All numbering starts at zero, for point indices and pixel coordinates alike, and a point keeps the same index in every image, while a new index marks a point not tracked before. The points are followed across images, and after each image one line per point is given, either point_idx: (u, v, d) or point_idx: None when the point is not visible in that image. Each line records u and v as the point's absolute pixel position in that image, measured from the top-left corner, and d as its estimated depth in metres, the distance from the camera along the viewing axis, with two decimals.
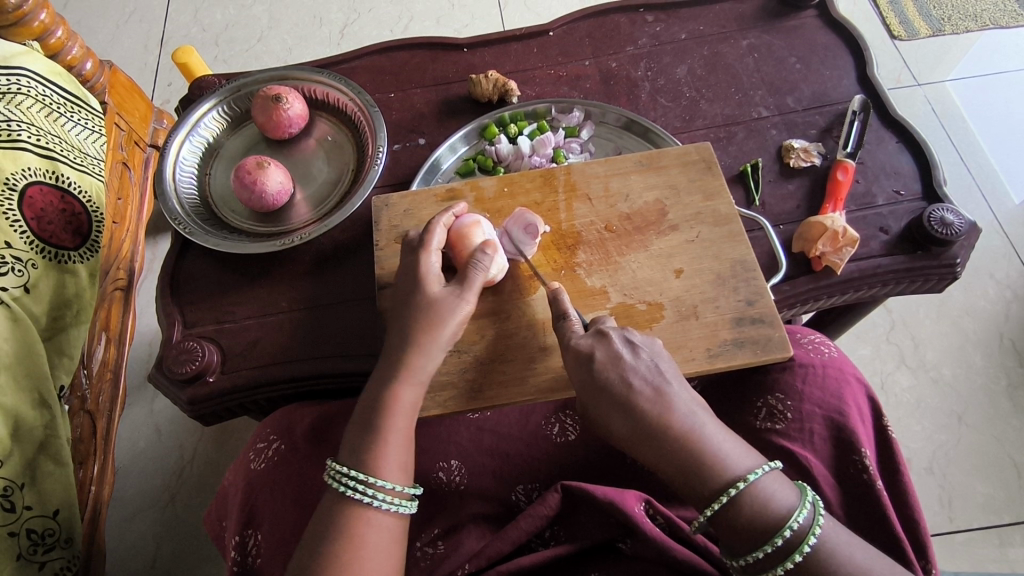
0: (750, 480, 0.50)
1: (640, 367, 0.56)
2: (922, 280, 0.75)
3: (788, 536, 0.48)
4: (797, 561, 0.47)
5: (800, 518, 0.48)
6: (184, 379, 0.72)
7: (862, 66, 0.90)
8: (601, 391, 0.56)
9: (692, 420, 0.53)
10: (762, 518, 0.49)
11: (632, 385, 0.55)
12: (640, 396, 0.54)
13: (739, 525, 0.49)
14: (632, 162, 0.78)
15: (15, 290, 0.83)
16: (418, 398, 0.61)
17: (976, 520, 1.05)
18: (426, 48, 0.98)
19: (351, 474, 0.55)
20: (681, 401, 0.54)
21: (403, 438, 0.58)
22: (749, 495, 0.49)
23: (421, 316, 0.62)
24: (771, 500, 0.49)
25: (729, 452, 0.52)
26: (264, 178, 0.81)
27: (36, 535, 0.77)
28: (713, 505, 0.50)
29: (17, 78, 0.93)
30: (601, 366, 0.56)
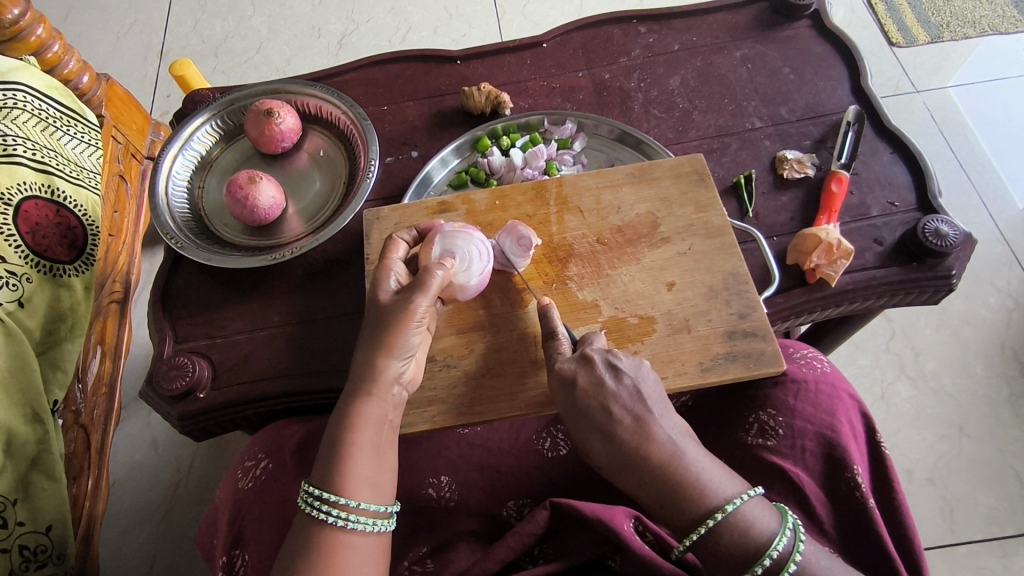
0: (730, 510, 0.49)
1: (622, 393, 0.55)
2: (918, 292, 0.74)
3: (769, 563, 0.47)
4: None
5: (781, 545, 0.48)
6: (173, 396, 0.71)
7: (856, 76, 0.90)
8: (582, 419, 0.56)
9: (673, 448, 0.52)
10: (744, 546, 0.48)
11: (612, 413, 0.54)
12: (619, 424, 0.54)
13: (719, 553, 0.49)
14: (624, 173, 0.78)
15: (8, 305, 0.82)
16: (384, 410, 0.56)
17: (979, 533, 1.03)
18: (420, 60, 0.98)
19: (321, 496, 0.51)
20: (663, 430, 0.53)
21: (370, 453, 0.54)
22: (729, 524, 0.49)
23: (381, 323, 0.58)
24: (752, 527, 0.49)
25: (711, 480, 0.51)
26: (255, 193, 0.80)
27: (28, 551, 0.76)
28: (692, 533, 0.50)
29: (13, 93, 0.93)
30: (583, 393, 0.56)
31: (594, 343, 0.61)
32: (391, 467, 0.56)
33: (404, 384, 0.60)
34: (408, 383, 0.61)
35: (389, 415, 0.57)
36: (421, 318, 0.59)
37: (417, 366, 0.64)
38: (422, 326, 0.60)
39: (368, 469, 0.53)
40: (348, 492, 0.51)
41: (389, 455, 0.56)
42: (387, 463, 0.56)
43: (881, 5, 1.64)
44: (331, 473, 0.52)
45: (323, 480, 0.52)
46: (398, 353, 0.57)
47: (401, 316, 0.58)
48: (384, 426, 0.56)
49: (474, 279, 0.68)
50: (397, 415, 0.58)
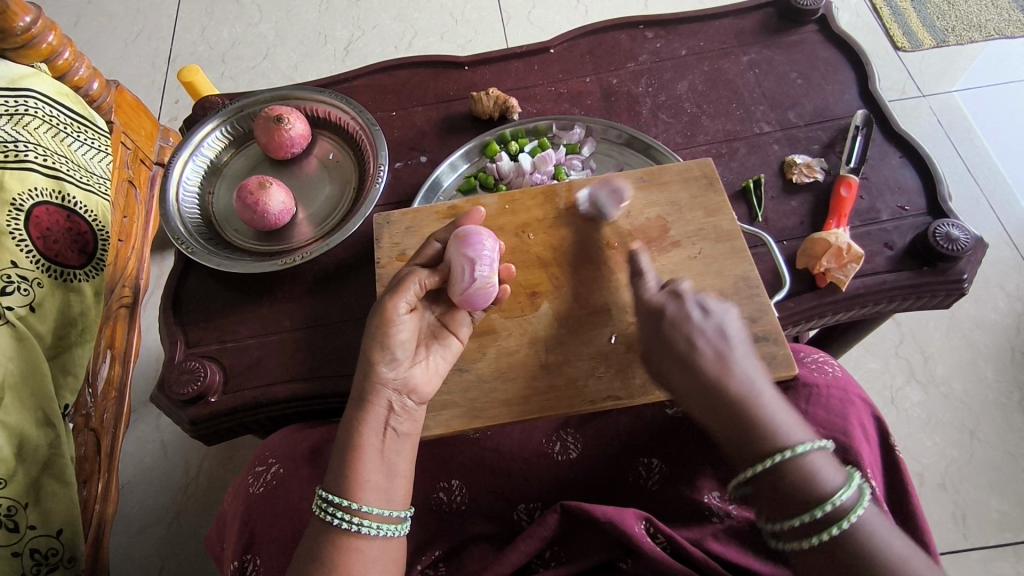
0: (799, 451, 0.48)
1: (708, 327, 0.57)
2: (929, 296, 0.74)
3: (829, 510, 0.46)
4: (835, 534, 0.45)
5: (844, 497, 0.46)
6: (185, 400, 0.72)
7: (864, 80, 0.90)
8: (664, 345, 0.57)
9: (750, 384, 0.53)
10: (805, 489, 0.47)
11: (697, 343, 0.56)
12: (703, 354, 0.55)
13: (780, 491, 0.48)
14: (633, 178, 0.78)
15: (20, 310, 0.83)
16: (388, 416, 0.55)
17: (991, 538, 1.03)
18: (428, 66, 0.99)
19: (329, 499, 0.51)
20: (742, 366, 0.54)
21: (377, 461, 0.53)
22: (795, 464, 0.48)
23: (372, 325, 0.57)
24: (817, 474, 0.48)
25: (784, 423, 0.50)
26: (265, 199, 0.81)
27: (39, 554, 0.77)
28: (757, 465, 0.49)
29: (24, 100, 0.94)
30: (669, 322, 0.58)
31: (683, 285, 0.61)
32: (403, 474, 0.55)
33: (406, 389, 0.57)
34: (415, 390, 0.58)
35: (386, 419, 0.55)
36: (400, 317, 0.57)
37: (434, 374, 0.61)
38: (407, 326, 0.58)
39: (380, 474, 0.53)
40: (356, 495, 0.51)
41: (399, 461, 0.55)
42: (397, 469, 0.54)
43: (886, 9, 1.64)
44: (345, 476, 0.52)
45: (335, 485, 0.52)
46: (387, 355, 0.56)
47: (378, 315, 0.57)
48: (389, 432, 0.55)
49: (471, 288, 0.63)
50: (400, 421, 0.56)
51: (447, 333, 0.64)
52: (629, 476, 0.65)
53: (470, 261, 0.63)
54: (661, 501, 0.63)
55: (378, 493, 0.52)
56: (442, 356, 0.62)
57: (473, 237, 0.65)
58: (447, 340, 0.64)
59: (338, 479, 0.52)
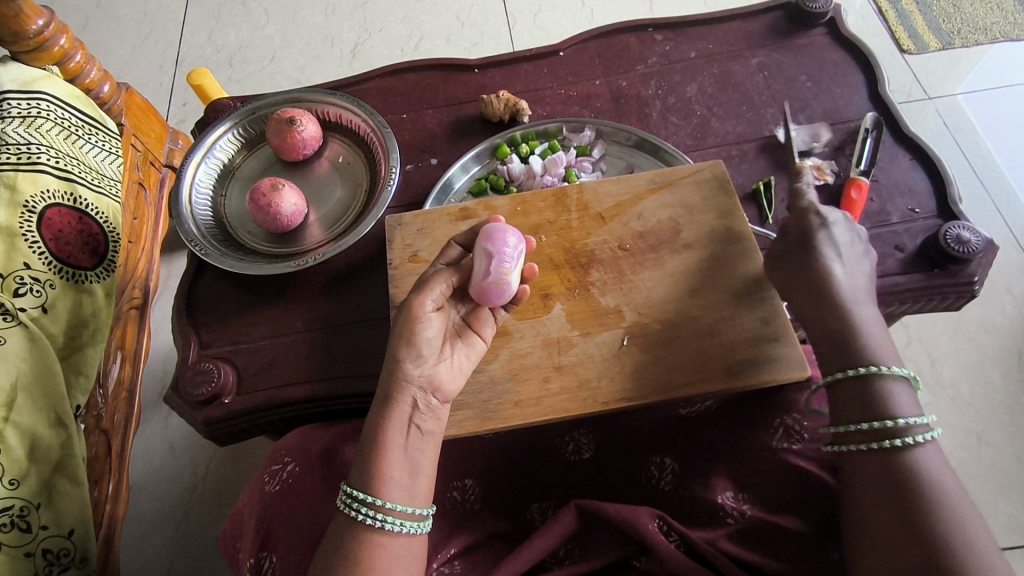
0: (887, 371, 0.54)
1: (850, 248, 0.63)
2: (940, 298, 0.74)
3: (896, 425, 0.51)
4: (893, 443, 0.51)
5: (915, 423, 0.52)
6: (199, 401, 0.72)
7: (873, 83, 0.90)
8: (800, 243, 0.63)
9: (856, 297, 0.60)
10: (883, 403, 0.53)
11: (835, 254, 0.62)
12: (837, 265, 0.61)
13: (861, 396, 0.54)
14: (644, 180, 0.78)
15: (33, 311, 0.84)
16: (411, 414, 0.55)
17: (999, 541, 1.03)
18: (438, 69, 0.99)
19: (354, 495, 0.52)
20: (861, 286, 0.61)
21: (401, 459, 0.53)
22: (881, 380, 0.54)
23: (399, 322, 0.57)
24: (897, 397, 0.53)
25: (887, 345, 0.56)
26: (278, 201, 0.81)
27: (52, 554, 0.77)
28: (850, 370, 0.56)
29: (37, 102, 0.95)
30: (817, 229, 0.63)
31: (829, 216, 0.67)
32: (426, 472, 0.55)
33: (430, 387, 0.57)
34: (439, 389, 0.57)
35: (411, 417, 0.55)
36: (427, 316, 0.57)
37: (459, 373, 0.60)
38: (433, 325, 0.57)
39: (403, 472, 0.53)
40: (381, 491, 0.51)
41: (423, 460, 0.55)
42: (420, 468, 0.54)
43: (892, 12, 1.65)
44: (369, 474, 0.52)
45: (360, 483, 0.52)
46: (415, 353, 0.56)
47: (405, 313, 0.57)
48: (412, 431, 0.54)
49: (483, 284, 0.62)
50: (425, 420, 0.55)
51: (470, 332, 0.63)
52: (642, 477, 0.65)
53: (489, 256, 0.62)
54: (676, 500, 0.63)
55: (403, 490, 0.53)
56: (466, 354, 0.62)
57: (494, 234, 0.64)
58: (471, 339, 0.63)
59: (363, 475, 0.52)
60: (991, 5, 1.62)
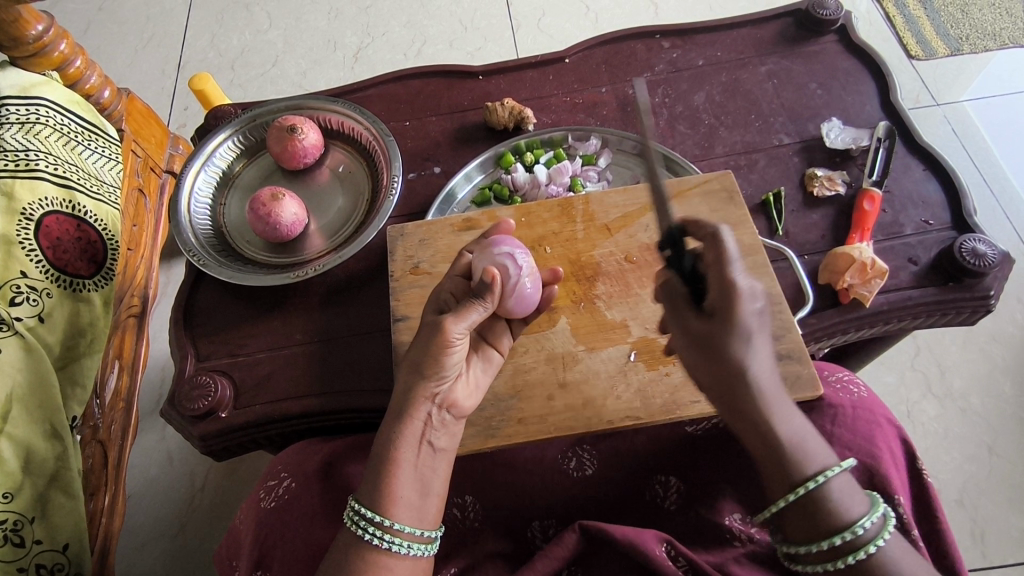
0: (824, 478, 0.47)
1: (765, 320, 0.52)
2: (955, 312, 0.72)
3: (849, 538, 0.45)
4: (853, 562, 0.45)
5: (868, 524, 0.46)
6: (195, 415, 0.71)
7: (885, 92, 0.89)
8: (724, 344, 0.50)
9: (777, 398, 0.50)
10: (835, 514, 0.46)
11: (761, 349, 0.50)
12: (765, 366, 0.50)
13: (811, 519, 0.47)
14: (652, 191, 0.77)
15: (29, 320, 0.82)
16: (424, 431, 0.53)
17: (1011, 557, 1.00)
18: (441, 76, 0.98)
19: (362, 512, 0.50)
20: (775, 370, 0.51)
21: (412, 476, 0.51)
22: (823, 492, 0.47)
23: (424, 338, 0.54)
24: (846, 499, 0.47)
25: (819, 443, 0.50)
26: (278, 210, 0.80)
27: (45, 570, 0.75)
28: (790, 494, 0.47)
29: (36, 108, 0.93)
30: (742, 325, 0.50)
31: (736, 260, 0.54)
32: (437, 493, 0.53)
33: (446, 403, 0.56)
34: (455, 405, 0.56)
35: (424, 433, 0.53)
36: (458, 339, 0.54)
37: (474, 388, 0.60)
38: (461, 347, 0.55)
39: (413, 490, 0.51)
40: (390, 511, 0.50)
41: (434, 479, 0.53)
42: (431, 488, 0.52)
43: (900, 17, 1.63)
44: (378, 491, 0.50)
45: (368, 499, 0.50)
46: (438, 373, 0.54)
47: (436, 332, 0.54)
48: (425, 448, 0.53)
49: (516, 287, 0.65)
50: (438, 436, 0.54)
51: (487, 347, 0.65)
52: (646, 495, 0.63)
53: (511, 260, 0.65)
54: (682, 522, 0.61)
55: (411, 510, 0.51)
56: (483, 367, 0.63)
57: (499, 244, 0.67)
58: (489, 354, 0.65)
59: (372, 492, 0.50)
60: (1000, 10, 1.60)
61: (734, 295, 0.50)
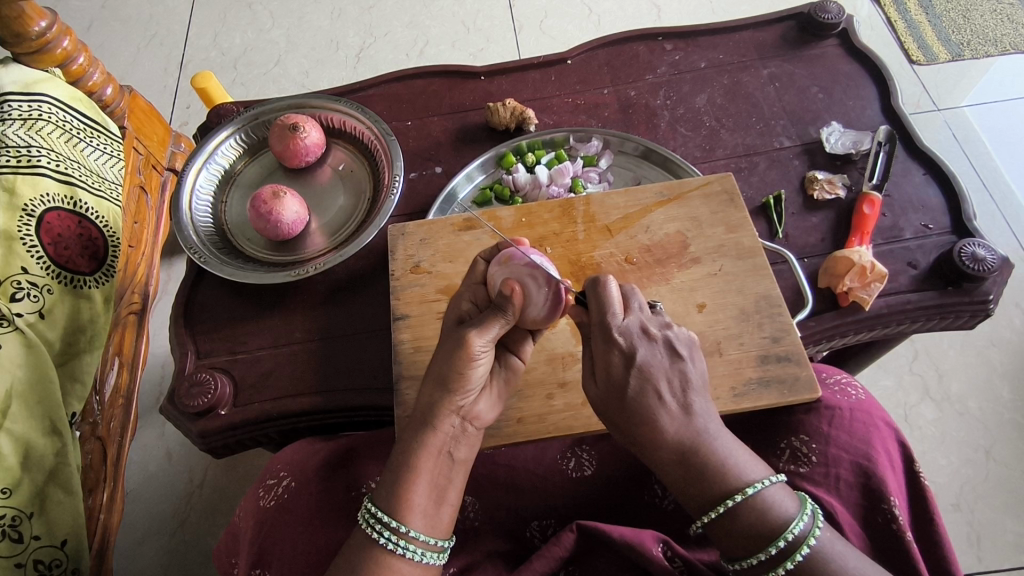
0: (750, 492, 0.47)
1: (655, 357, 0.52)
2: (953, 317, 0.72)
3: (782, 545, 0.45)
4: (790, 568, 0.45)
5: (797, 528, 0.46)
6: (196, 412, 0.71)
7: (886, 96, 0.89)
8: (608, 386, 0.52)
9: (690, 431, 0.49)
10: (760, 528, 0.46)
11: (651, 390, 0.50)
12: (660, 408, 0.50)
13: (735, 533, 0.47)
14: (653, 192, 0.77)
15: (29, 317, 0.82)
16: (449, 439, 0.52)
17: (1007, 561, 1.00)
18: (443, 76, 0.98)
19: (377, 515, 0.49)
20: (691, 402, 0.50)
21: (430, 483, 0.50)
22: (748, 506, 0.47)
23: (448, 353, 0.54)
24: (770, 510, 0.47)
25: (735, 465, 0.48)
26: (279, 208, 0.80)
27: (43, 566, 0.75)
28: (710, 512, 0.48)
29: (38, 105, 0.94)
30: (619, 372, 0.52)
31: (633, 299, 0.56)
32: (452, 503, 0.51)
33: (471, 417, 0.54)
34: (479, 418, 0.55)
35: (445, 444, 0.52)
36: (481, 351, 0.54)
37: (496, 399, 0.59)
38: (484, 360, 0.55)
39: (429, 497, 0.50)
40: (406, 518, 0.48)
41: (451, 489, 0.51)
42: (447, 498, 0.51)
43: (901, 22, 1.63)
44: (396, 496, 0.49)
45: (385, 501, 0.49)
46: (464, 387, 0.53)
47: (459, 347, 0.54)
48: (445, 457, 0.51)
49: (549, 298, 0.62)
50: (458, 448, 0.52)
51: (509, 355, 0.62)
52: (645, 496, 0.64)
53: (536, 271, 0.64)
54: (680, 523, 0.61)
55: (426, 517, 0.49)
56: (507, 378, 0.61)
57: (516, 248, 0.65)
58: (512, 362, 0.62)
59: (389, 496, 0.49)
60: (1002, 16, 1.60)
61: (610, 340, 0.53)
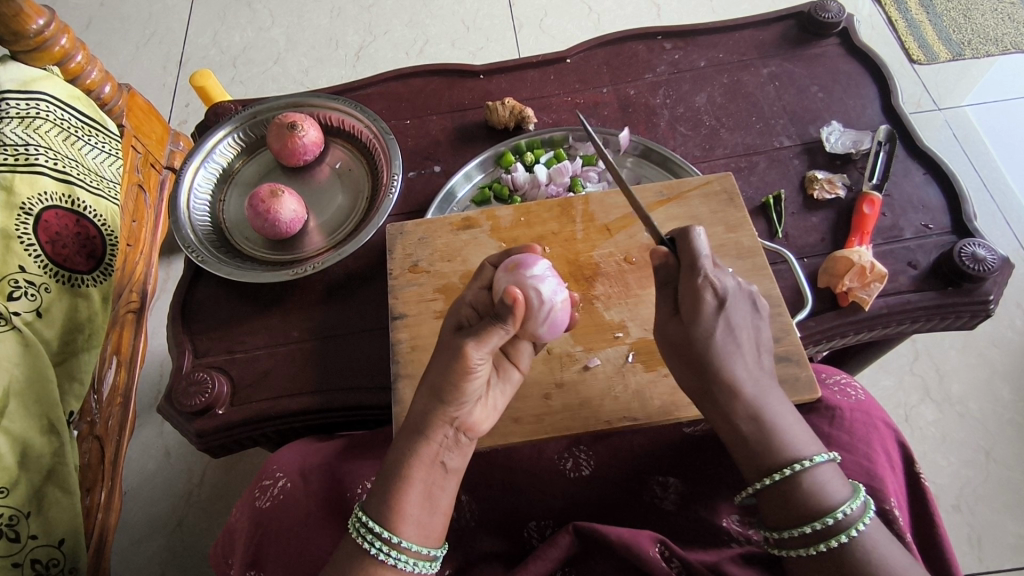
0: (809, 463, 0.50)
1: (739, 314, 0.56)
2: (953, 317, 0.72)
3: (830, 523, 0.47)
4: (834, 544, 0.47)
5: (848, 510, 0.48)
6: (193, 412, 0.70)
7: (886, 96, 0.89)
8: (698, 332, 0.54)
9: (762, 387, 0.54)
10: (810, 502, 0.49)
11: (735, 336, 0.54)
12: (741, 353, 0.54)
13: (788, 503, 0.49)
14: (652, 191, 0.77)
15: (27, 315, 0.82)
16: (444, 446, 0.51)
17: (1007, 562, 1.00)
18: (443, 74, 0.98)
19: (368, 524, 0.49)
20: (759, 362, 0.55)
21: (422, 493, 0.50)
22: (805, 477, 0.49)
23: (445, 361, 0.51)
24: (826, 487, 0.49)
25: (796, 424, 0.53)
26: (277, 207, 0.80)
27: (40, 565, 0.74)
28: (770, 476, 0.50)
29: (36, 103, 0.93)
30: (709, 312, 0.54)
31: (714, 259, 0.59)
32: (444, 509, 0.51)
33: (464, 427, 0.53)
34: (473, 428, 0.53)
35: (438, 453, 0.51)
36: (480, 362, 0.51)
37: (493, 412, 0.56)
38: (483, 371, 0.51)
39: (422, 508, 0.50)
40: (398, 528, 0.48)
41: (443, 496, 0.51)
42: (439, 504, 0.51)
43: (902, 21, 1.63)
44: (389, 505, 0.49)
45: (377, 511, 0.49)
46: (458, 399, 0.51)
47: (456, 358, 0.50)
48: (437, 467, 0.50)
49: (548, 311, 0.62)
50: (451, 456, 0.52)
51: (509, 366, 0.60)
52: (644, 496, 0.63)
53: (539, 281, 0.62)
54: (678, 522, 0.61)
55: (418, 526, 0.49)
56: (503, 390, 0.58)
57: (524, 256, 0.63)
58: (510, 372, 0.59)
59: (383, 506, 0.49)
60: (1003, 16, 1.60)
61: (702, 282, 0.55)
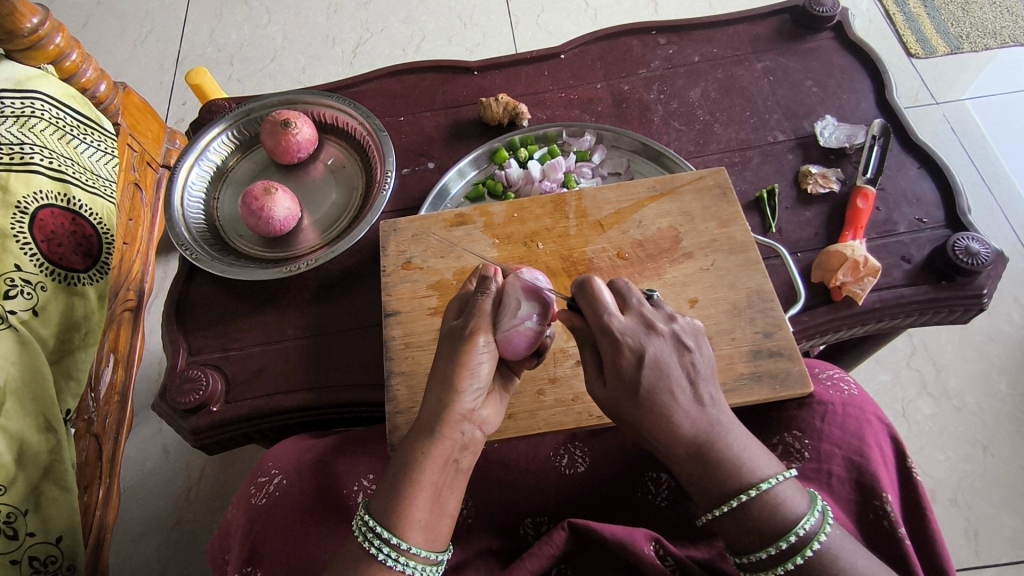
0: (765, 488, 0.46)
1: (668, 357, 0.48)
2: (946, 311, 0.72)
3: (789, 542, 0.45)
4: (798, 564, 0.45)
5: (806, 525, 0.46)
6: (186, 410, 0.71)
7: (881, 89, 0.89)
8: (620, 387, 0.49)
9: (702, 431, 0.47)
10: (769, 524, 0.46)
11: (668, 387, 0.48)
12: (677, 402, 0.47)
13: (746, 528, 0.47)
14: (644, 187, 0.77)
15: (23, 314, 0.82)
16: (461, 441, 0.50)
17: (1004, 555, 1.00)
18: (437, 71, 0.98)
19: (376, 529, 0.47)
20: (699, 407, 0.48)
21: (430, 495, 0.48)
22: (760, 502, 0.46)
23: (450, 353, 0.52)
24: (782, 505, 0.46)
25: (750, 459, 0.47)
26: (270, 205, 0.80)
27: (38, 563, 0.74)
28: (722, 506, 0.47)
29: (31, 102, 0.93)
30: (631, 373, 0.48)
31: (631, 296, 0.51)
32: (450, 513, 0.50)
33: (479, 422, 0.52)
34: (485, 423, 0.53)
35: (451, 453, 0.49)
36: (484, 351, 0.52)
37: (500, 404, 0.57)
38: (489, 359, 0.53)
39: (429, 512, 0.48)
40: (406, 533, 0.47)
41: (450, 499, 0.49)
42: (445, 507, 0.49)
43: (900, 15, 1.62)
44: (396, 510, 0.47)
45: (384, 516, 0.47)
46: (469, 387, 0.51)
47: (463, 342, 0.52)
48: (450, 468, 0.49)
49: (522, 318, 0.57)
50: (464, 456, 0.51)
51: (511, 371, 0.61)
52: (638, 492, 0.63)
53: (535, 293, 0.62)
54: (671, 519, 0.61)
55: (424, 530, 0.48)
56: (503, 386, 0.59)
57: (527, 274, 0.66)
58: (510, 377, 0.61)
59: (385, 510, 0.47)
60: (1001, 9, 1.59)
61: (616, 342, 0.49)
